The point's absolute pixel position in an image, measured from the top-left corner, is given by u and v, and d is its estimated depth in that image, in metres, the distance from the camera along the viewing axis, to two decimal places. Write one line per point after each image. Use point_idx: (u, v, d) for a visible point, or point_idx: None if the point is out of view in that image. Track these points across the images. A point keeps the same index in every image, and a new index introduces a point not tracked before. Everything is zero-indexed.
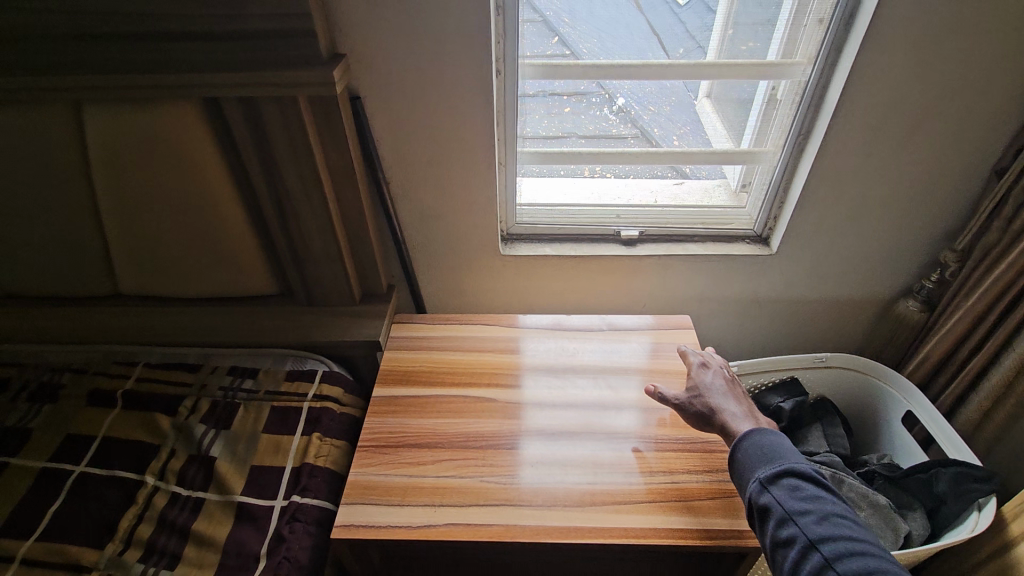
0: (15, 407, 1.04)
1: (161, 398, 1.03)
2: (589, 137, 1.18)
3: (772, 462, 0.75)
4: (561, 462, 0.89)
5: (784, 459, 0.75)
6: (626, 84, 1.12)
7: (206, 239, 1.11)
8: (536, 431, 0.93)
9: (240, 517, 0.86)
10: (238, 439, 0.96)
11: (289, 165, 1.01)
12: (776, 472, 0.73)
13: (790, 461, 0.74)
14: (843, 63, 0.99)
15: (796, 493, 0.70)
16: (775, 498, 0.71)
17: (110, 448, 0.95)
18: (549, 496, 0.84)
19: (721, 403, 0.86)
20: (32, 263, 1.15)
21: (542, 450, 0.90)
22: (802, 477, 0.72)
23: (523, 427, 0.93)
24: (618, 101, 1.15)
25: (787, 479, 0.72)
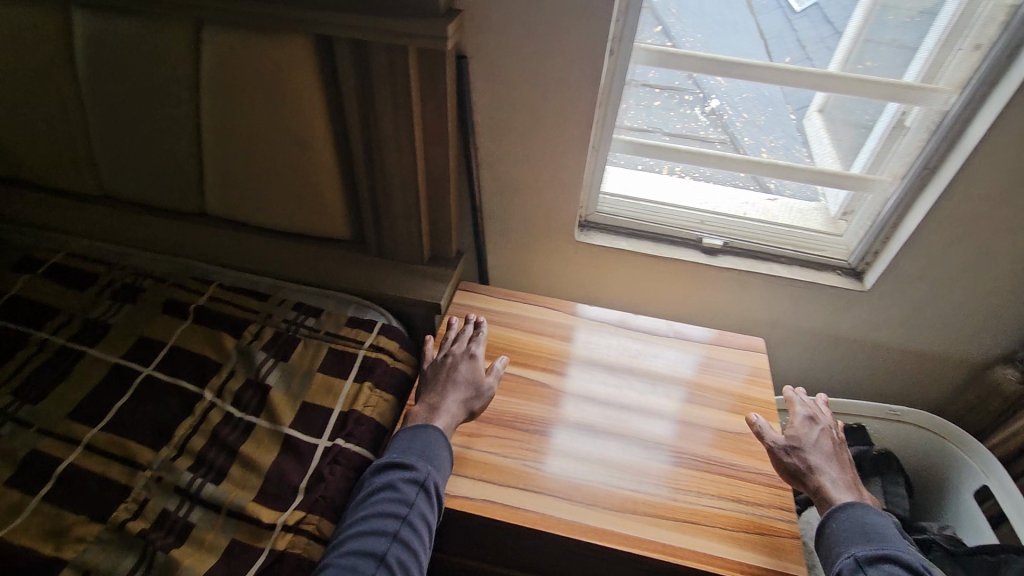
0: (98, 302, 1.10)
1: (229, 320, 1.07)
2: (674, 135, 1.14)
3: (871, 542, 0.71)
4: (601, 462, 0.86)
5: (887, 544, 0.71)
6: (721, 84, 1.07)
7: (293, 175, 1.13)
8: (580, 424, 0.91)
9: (285, 448, 0.88)
10: (294, 373, 0.99)
11: (385, 114, 1.01)
12: (874, 553, 0.70)
13: (893, 547, 0.70)
14: (997, 97, 0.89)
15: None
16: None
17: (178, 357, 0.99)
18: (586, 494, 0.83)
19: (821, 465, 0.82)
20: (132, 170, 1.21)
21: (584, 445, 0.88)
22: (904, 567, 0.68)
23: (567, 417, 0.91)
24: (711, 103, 1.10)
25: (884, 564, 0.69)
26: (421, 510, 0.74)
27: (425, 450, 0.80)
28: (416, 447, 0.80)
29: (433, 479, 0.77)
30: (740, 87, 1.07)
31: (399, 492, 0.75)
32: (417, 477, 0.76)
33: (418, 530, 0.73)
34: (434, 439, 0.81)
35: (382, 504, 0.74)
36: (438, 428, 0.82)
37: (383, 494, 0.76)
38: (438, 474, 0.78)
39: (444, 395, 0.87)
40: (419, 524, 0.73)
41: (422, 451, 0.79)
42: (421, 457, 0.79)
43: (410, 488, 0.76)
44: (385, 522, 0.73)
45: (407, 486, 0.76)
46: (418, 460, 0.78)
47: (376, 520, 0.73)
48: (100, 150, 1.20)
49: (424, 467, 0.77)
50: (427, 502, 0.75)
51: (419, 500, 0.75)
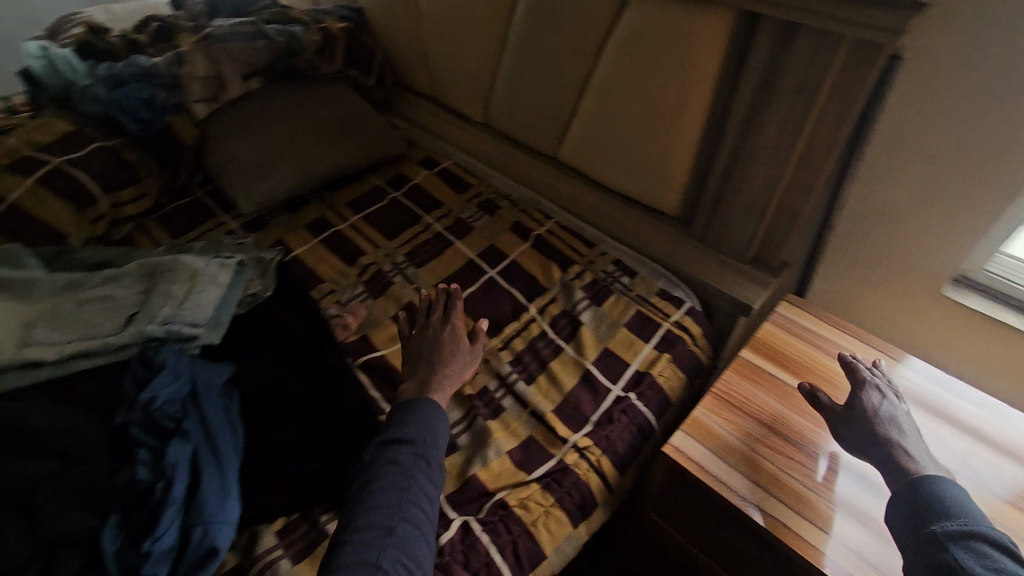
0: (467, 207, 1.34)
1: (560, 254, 1.20)
2: None
3: (953, 517, 0.64)
4: (869, 524, 0.74)
5: (973, 519, 0.63)
6: None
7: (653, 144, 1.18)
8: (869, 480, 0.79)
9: (583, 380, 0.97)
10: (603, 319, 1.07)
11: (783, 102, 0.97)
12: (959, 529, 0.62)
13: (980, 524, 0.62)
14: None
15: (985, 560, 0.59)
16: (957, 556, 0.60)
17: (516, 271, 1.17)
18: (845, 551, 0.72)
19: (892, 433, 0.77)
20: (517, 109, 1.42)
21: (862, 503, 0.76)
22: (996, 545, 0.60)
23: (852, 466, 0.80)
24: None
25: (971, 541, 0.61)
26: (421, 481, 0.70)
27: (425, 426, 0.76)
28: (415, 421, 0.76)
29: (432, 449, 0.74)
30: None
31: (399, 463, 0.71)
32: (417, 450, 0.73)
33: (422, 496, 0.69)
34: (432, 415, 0.78)
35: (388, 480, 0.69)
36: (432, 398, 0.81)
37: (382, 468, 0.71)
38: (435, 449, 0.74)
39: (449, 363, 0.89)
40: (427, 486, 0.71)
41: (420, 424, 0.76)
42: (418, 431, 0.75)
43: (411, 458, 0.72)
44: (389, 493, 0.68)
45: (407, 459, 0.72)
46: (414, 438, 0.74)
47: (379, 490, 0.68)
48: (501, 87, 1.43)
49: (422, 440, 0.74)
50: (435, 471, 0.73)
51: (420, 469, 0.72)
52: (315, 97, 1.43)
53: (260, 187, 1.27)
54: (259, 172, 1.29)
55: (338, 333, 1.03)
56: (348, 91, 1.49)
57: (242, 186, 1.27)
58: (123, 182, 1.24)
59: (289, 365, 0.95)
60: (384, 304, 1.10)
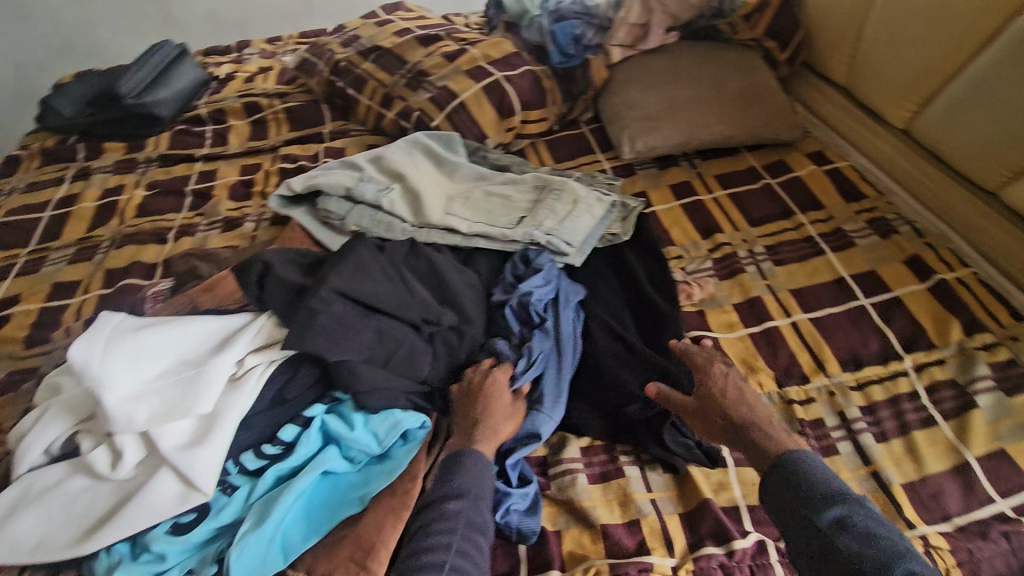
0: (854, 218, 1.16)
1: (968, 312, 0.97)
2: None
3: (818, 497, 0.66)
4: None
5: (820, 494, 0.66)
6: None
7: None
8: None
9: (954, 472, 0.78)
10: (1010, 414, 0.83)
11: None
12: (821, 499, 0.65)
13: (829, 495, 0.66)
14: None
15: (860, 535, 0.62)
16: (837, 522, 0.63)
17: (898, 310, 0.98)
18: None
19: (812, 484, 0.67)
20: (963, 119, 1.12)
21: None
22: (850, 510, 0.64)
23: None
24: None
25: (834, 512, 0.64)
26: (468, 526, 0.68)
27: (480, 473, 0.74)
28: (467, 471, 0.73)
29: (488, 499, 0.72)
30: None
31: (447, 518, 0.69)
32: (466, 499, 0.70)
33: (475, 539, 0.68)
34: (482, 464, 0.75)
35: (434, 533, 0.68)
36: (480, 448, 0.76)
37: (431, 520, 0.70)
38: (490, 499, 0.72)
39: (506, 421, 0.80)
40: (479, 533, 0.68)
41: (472, 473, 0.73)
42: (469, 482, 0.72)
43: (461, 507, 0.70)
44: (439, 538, 0.67)
45: (454, 507, 0.70)
46: (465, 487, 0.72)
47: (425, 535, 0.68)
48: (953, 88, 1.14)
49: (471, 489, 0.71)
50: (489, 521, 0.71)
51: (475, 514, 0.69)
52: (723, 62, 1.39)
53: (645, 137, 1.32)
54: (648, 124, 1.33)
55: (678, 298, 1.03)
56: (756, 61, 1.40)
57: (629, 132, 1.33)
58: (536, 103, 1.42)
59: (632, 310, 1.00)
60: (730, 288, 1.05)
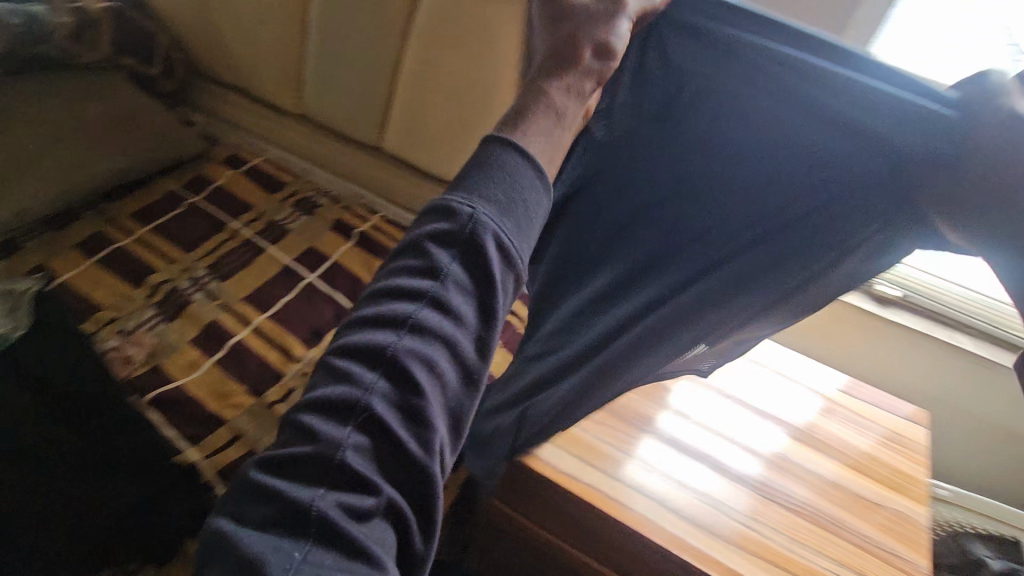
0: (281, 207, 1.22)
1: (385, 250, 1.15)
2: None
3: None
4: (667, 467, 0.83)
5: None
6: None
7: (469, 132, 1.17)
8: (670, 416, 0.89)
9: None
10: None
11: None
12: None
13: None
14: None
15: None
16: None
17: (338, 272, 1.10)
18: (643, 496, 0.79)
19: None
20: (328, 99, 1.32)
21: (656, 449, 0.85)
22: None
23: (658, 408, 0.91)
24: None
25: None
26: (430, 352, 0.40)
27: (509, 192, 0.43)
28: (457, 265, 0.41)
29: (517, 244, 0.43)
30: None
31: (390, 355, 0.39)
32: (415, 313, 0.40)
33: (447, 332, 0.41)
34: (522, 171, 0.44)
35: (384, 318, 0.40)
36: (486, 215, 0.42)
37: (388, 303, 0.41)
38: (477, 320, 0.42)
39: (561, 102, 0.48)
40: (457, 321, 0.41)
41: (457, 279, 0.41)
42: (468, 224, 0.42)
43: (464, 234, 0.42)
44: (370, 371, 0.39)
45: (426, 312, 0.40)
46: (450, 286, 0.41)
47: (403, 255, 0.43)
48: (308, 75, 1.32)
49: (433, 298, 0.41)
50: (461, 382, 0.41)
51: (485, 252, 0.42)
52: (75, 90, 1.20)
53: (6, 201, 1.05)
54: None
55: (121, 366, 0.90)
56: (116, 80, 1.26)
57: None
58: None
59: (59, 418, 0.82)
60: (181, 326, 0.98)
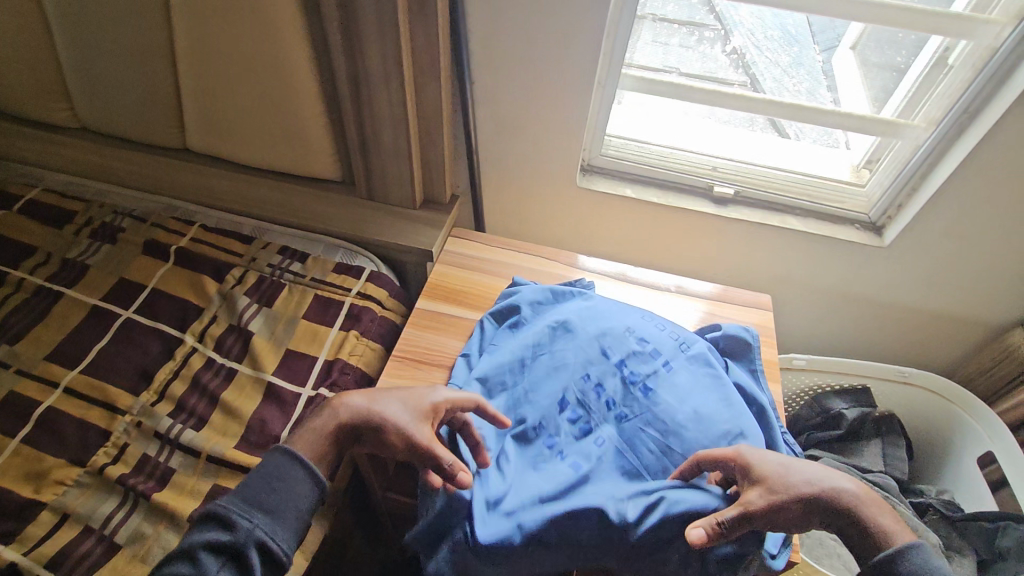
0: (76, 241, 1.05)
1: (211, 262, 1.03)
2: (690, 75, 1.07)
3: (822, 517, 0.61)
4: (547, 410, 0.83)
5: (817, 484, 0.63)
6: (745, 18, 1.02)
7: (279, 111, 1.06)
8: None
9: (266, 398, 0.86)
10: (279, 318, 0.96)
11: (372, 31, 0.91)
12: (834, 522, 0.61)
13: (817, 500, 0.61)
14: None
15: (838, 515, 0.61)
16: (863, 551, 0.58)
17: (160, 299, 0.96)
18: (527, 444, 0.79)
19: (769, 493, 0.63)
20: (107, 101, 1.13)
21: None
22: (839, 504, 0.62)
23: None
24: (733, 40, 1.05)
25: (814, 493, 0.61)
26: (211, 573, 0.56)
27: (272, 480, 0.62)
28: (273, 486, 0.61)
29: (278, 538, 0.59)
30: (759, 21, 1.04)
31: (194, 562, 0.57)
32: (233, 537, 0.58)
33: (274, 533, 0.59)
34: (292, 472, 0.63)
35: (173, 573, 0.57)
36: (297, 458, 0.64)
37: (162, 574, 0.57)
38: (280, 508, 0.60)
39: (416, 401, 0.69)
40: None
41: (263, 489, 0.61)
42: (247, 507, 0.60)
43: (239, 541, 0.58)
44: (256, 509, 0.60)
45: (202, 560, 0.57)
46: (250, 513, 0.59)
47: (205, 526, 0.59)
48: (71, 78, 1.12)
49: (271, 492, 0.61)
50: (276, 527, 0.59)
51: (252, 557, 0.57)
52: None
53: None
54: None
55: None
56: None
57: None
58: None
59: None
60: None
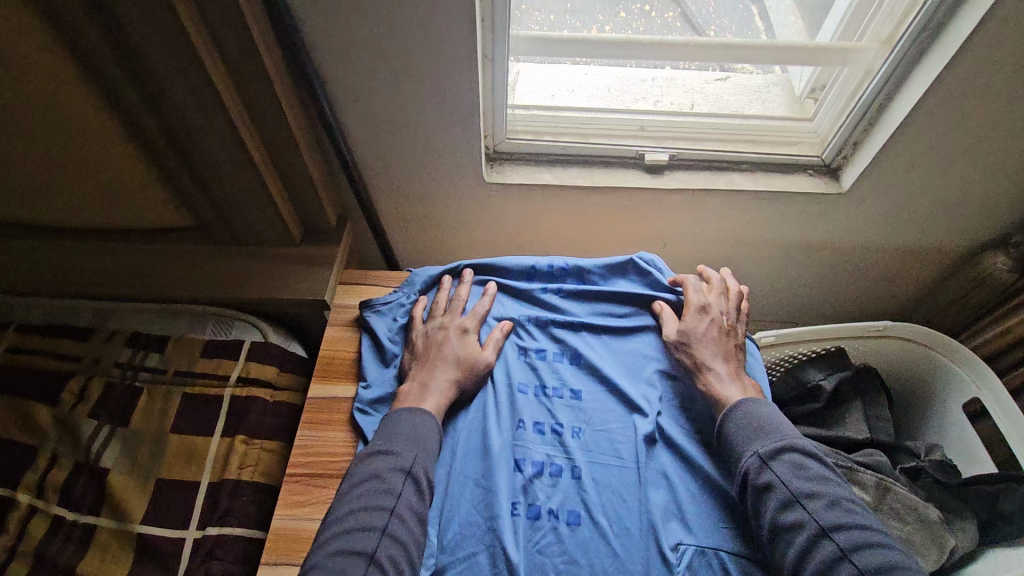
0: None
1: (37, 378, 0.79)
2: None
3: (767, 437, 0.68)
4: None
5: (782, 432, 0.68)
6: None
7: (71, 163, 0.79)
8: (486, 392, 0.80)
9: (140, 557, 0.67)
10: (140, 438, 0.75)
11: (155, 41, 0.65)
12: (775, 446, 0.66)
13: (784, 435, 0.68)
14: None
15: (799, 471, 0.64)
16: (776, 475, 0.64)
17: None
18: None
19: (705, 356, 0.78)
20: None
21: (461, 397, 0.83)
22: (801, 452, 0.66)
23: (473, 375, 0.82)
24: None
25: (787, 456, 0.66)
26: (408, 497, 0.63)
27: (413, 438, 0.68)
28: (405, 431, 0.68)
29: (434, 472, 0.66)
30: None
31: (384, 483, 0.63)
32: (403, 465, 0.64)
33: (419, 497, 0.64)
34: (425, 419, 0.70)
35: (365, 496, 0.62)
36: (430, 411, 0.71)
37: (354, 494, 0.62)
38: (431, 452, 0.68)
39: (432, 372, 0.75)
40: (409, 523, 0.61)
41: (413, 435, 0.68)
42: (407, 444, 0.67)
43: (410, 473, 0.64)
44: (408, 449, 0.66)
45: (394, 477, 0.64)
46: (414, 451, 0.67)
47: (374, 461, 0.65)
48: None
49: (410, 454, 0.66)
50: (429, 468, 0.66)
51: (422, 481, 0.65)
52: None
53: None
54: None
55: None
56: None
57: None
58: None
59: None
60: None
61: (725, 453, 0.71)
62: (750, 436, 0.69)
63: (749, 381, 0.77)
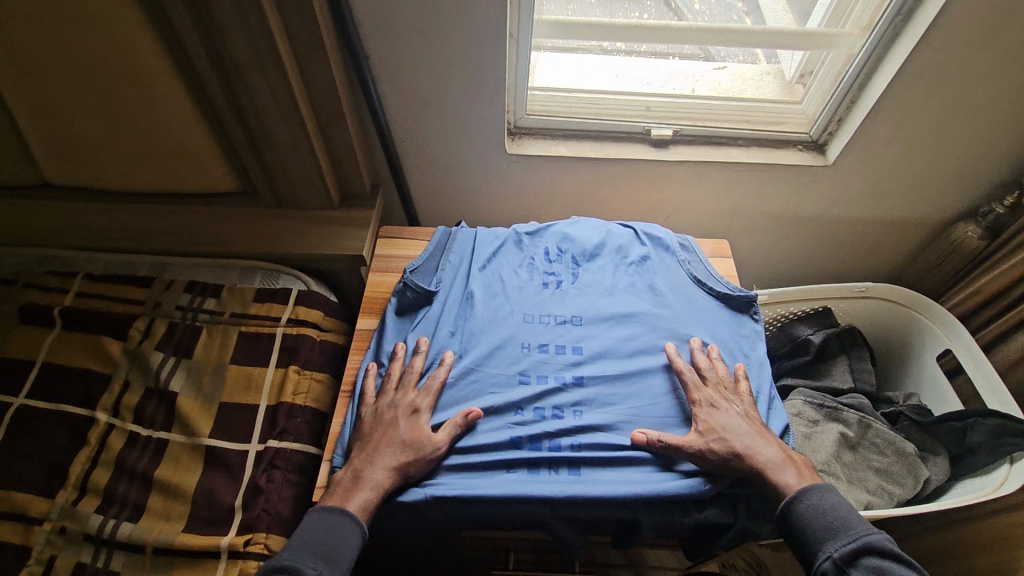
0: None
1: (106, 318, 0.88)
2: None
3: (843, 536, 0.61)
4: None
5: (860, 531, 0.61)
6: None
7: (140, 126, 0.88)
8: None
9: (210, 466, 0.76)
10: (203, 369, 0.84)
11: (234, 19, 0.75)
12: (849, 549, 0.60)
13: (864, 534, 0.61)
14: None
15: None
16: None
17: (52, 375, 0.82)
18: None
19: (728, 415, 0.71)
20: None
21: None
22: (885, 556, 0.59)
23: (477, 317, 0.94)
24: None
25: (865, 561, 0.59)
26: None
27: (325, 543, 0.62)
28: (319, 535, 0.62)
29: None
30: None
31: None
32: None
33: None
34: (345, 527, 0.63)
35: None
36: (355, 513, 0.63)
37: None
38: (342, 560, 0.61)
39: (371, 459, 0.67)
40: None
41: (324, 541, 0.62)
42: (317, 547, 0.61)
43: None
44: (314, 559, 0.60)
45: None
46: (322, 558, 0.60)
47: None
48: None
49: (314, 567, 0.60)
50: None
51: None
52: None
53: None
54: None
55: None
56: None
57: None
58: None
59: None
60: None
61: (798, 544, 0.64)
62: (823, 533, 0.62)
63: (793, 455, 0.70)
